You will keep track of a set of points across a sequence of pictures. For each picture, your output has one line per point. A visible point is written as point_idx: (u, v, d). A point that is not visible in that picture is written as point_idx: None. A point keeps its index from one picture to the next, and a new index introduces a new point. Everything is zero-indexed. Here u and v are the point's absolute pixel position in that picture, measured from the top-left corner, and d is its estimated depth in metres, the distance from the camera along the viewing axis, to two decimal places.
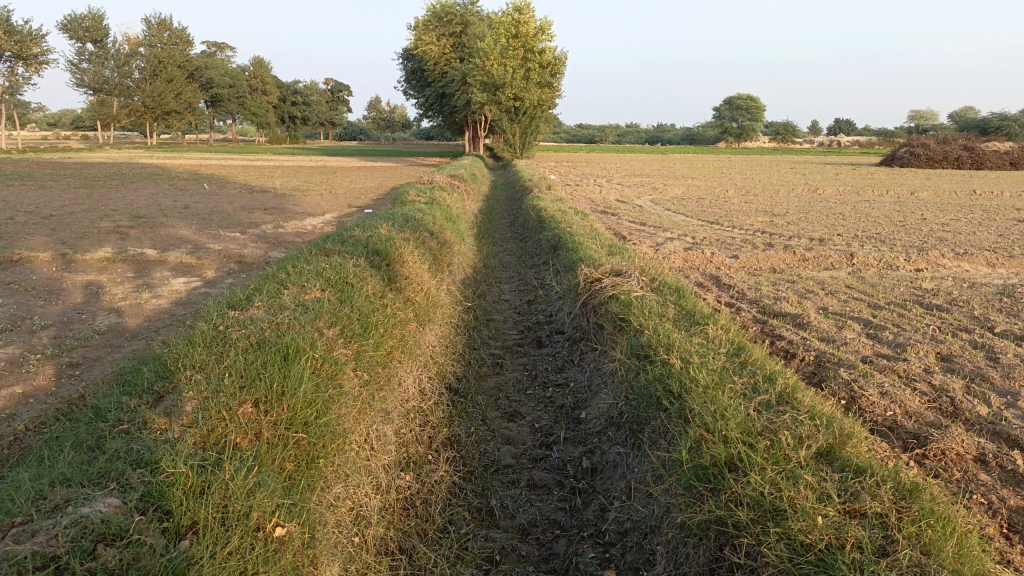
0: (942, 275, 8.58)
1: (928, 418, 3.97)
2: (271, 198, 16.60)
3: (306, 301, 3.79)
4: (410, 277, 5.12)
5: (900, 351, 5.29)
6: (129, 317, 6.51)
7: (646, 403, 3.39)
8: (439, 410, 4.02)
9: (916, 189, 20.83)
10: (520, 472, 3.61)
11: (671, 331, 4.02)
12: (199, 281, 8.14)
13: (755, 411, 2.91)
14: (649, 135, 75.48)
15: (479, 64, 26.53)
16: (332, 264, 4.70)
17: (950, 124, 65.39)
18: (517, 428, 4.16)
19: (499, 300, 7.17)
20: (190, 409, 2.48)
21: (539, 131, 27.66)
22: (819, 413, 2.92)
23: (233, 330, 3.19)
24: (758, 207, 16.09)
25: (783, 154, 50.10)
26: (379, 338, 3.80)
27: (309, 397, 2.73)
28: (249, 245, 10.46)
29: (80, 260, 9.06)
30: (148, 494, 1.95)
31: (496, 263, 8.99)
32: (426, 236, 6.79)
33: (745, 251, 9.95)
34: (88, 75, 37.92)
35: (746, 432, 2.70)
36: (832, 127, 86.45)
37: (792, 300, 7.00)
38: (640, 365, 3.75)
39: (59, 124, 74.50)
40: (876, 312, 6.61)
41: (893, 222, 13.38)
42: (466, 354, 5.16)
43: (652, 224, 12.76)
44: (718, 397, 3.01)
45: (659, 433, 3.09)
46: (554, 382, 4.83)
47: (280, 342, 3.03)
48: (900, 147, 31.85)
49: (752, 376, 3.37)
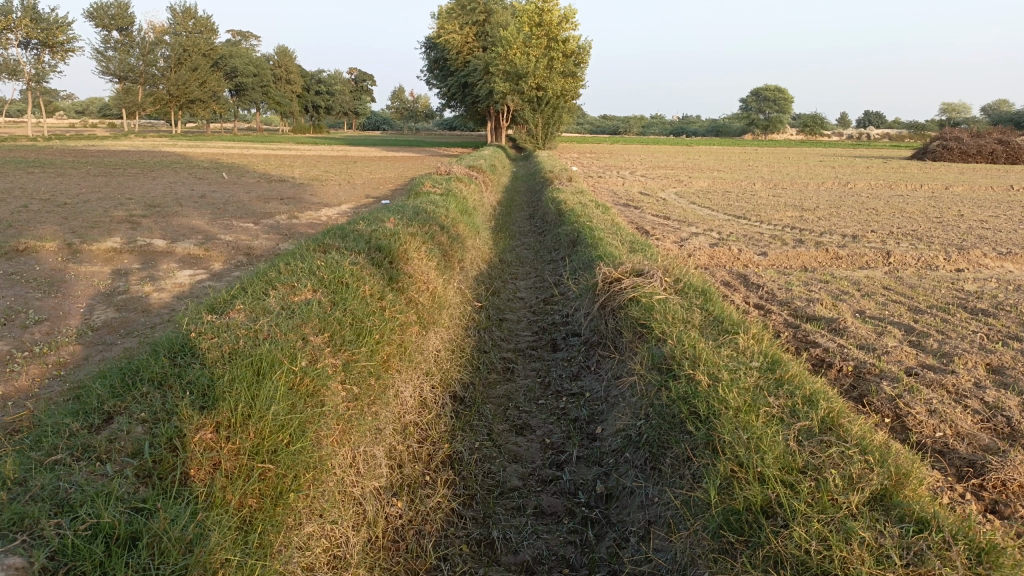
0: (985, 276, 8.11)
1: (983, 441, 3.56)
2: (289, 188, 16.36)
3: (293, 304, 3.44)
4: (414, 276, 4.76)
5: (947, 362, 4.86)
6: (126, 312, 6.20)
7: (669, 424, 3.01)
8: (440, 424, 3.68)
9: (951, 183, 20.17)
10: (526, 497, 3.24)
11: (697, 341, 3.63)
12: (205, 273, 7.86)
13: (796, 441, 2.52)
14: (674, 126, 74.49)
15: (503, 53, 26.21)
16: (328, 261, 4.37)
17: (983, 117, 63.93)
18: (526, 443, 3.80)
19: (514, 298, 6.82)
20: (138, 435, 2.15)
21: (562, 122, 27.20)
22: (871, 445, 2.53)
23: (204, 336, 2.86)
24: (787, 201, 15.54)
25: (812, 147, 49.24)
26: (373, 345, 3.44)
27: (281, 419, 2.38)
28: (261, 236, 10.17)
29: (86, 250, 8.80)
30: (60, 551, 1.63)
31: (512, 258, 8.62)
32: (435, 231, 6.41)
33: (774, 248, 9.51)
34: (114, 64, 38.09)
35: (786, 468, 2.32)
36: (862, 120, 84.78)
37: (826, 301, 6.58)
38: (662, 381, 3.37)
39: (87, 111, 75.11)
40: (917, 317, 6.16)
41: (929, 219, 12.85)
42: (475, 358, 4.81)
43: (676, 218, 12.33)
44: (751, 425, 2.63)
45: (681, 462, 2.74)
46: (569, 392, 4.45)
47: (255, 351, 2.68)
48: (932, 140, 31.07)
49: (791, 396, 2.98)
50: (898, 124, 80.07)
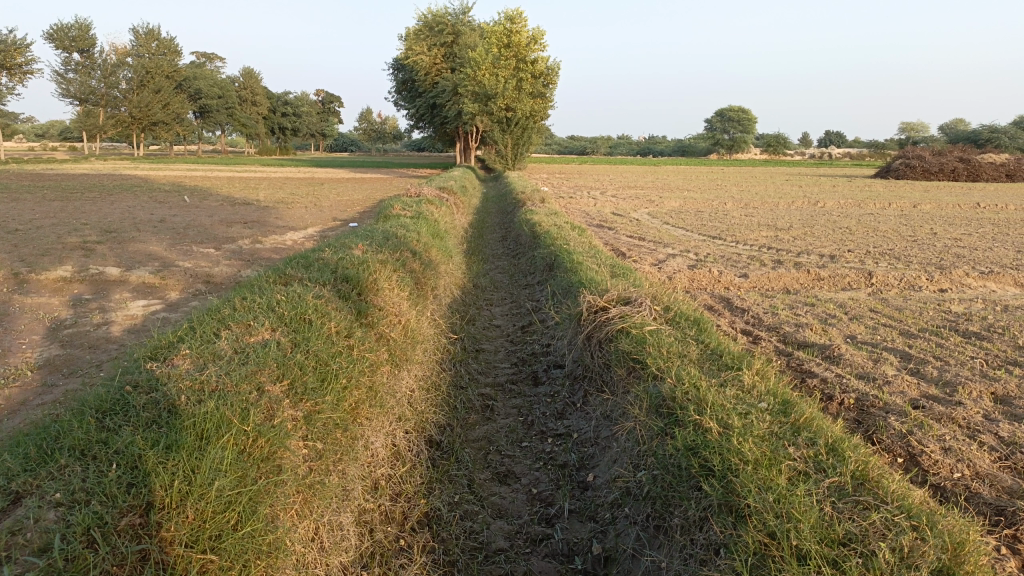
0: (970, 296, 7.93)
1: (1007, 482, 3.25)
2: (254, 211, 15.84)
3: (248, 346, 3.04)
4: (385, 309, 4.40)
5: (951, 392, 4.58)
6: (71, 349, 5.71)
7: (675, 478, 2.68)
8: (414, 477, 3.30)
9: (919, 201, 20.28)
10: (514, 562, 2.86)
11: (699, 379, 3.31)
12: (160, 304, 7.38)
13: (829, 503, 2.20)
14: (641, 146, 75.06)
15: (471, 74, 26.00)
16: (289, 294, 3.97)
17: (940, 136, 65.55)
18: (511, 494, 3.43)
19: (490, 326, 6.47)
20: (48, 525, 1.75)
21: (531, 143, 27.03)
22: (910, 503, 2.23)
23: (139, 393, 2.46)
24: (761, 220, 15.43)
25: (777, 166, 49.78)
26: (339, 392, 3.06)
27: (226, 495, 2.00)
28: (222, 263, 9.71)
29: (34, 280, 8.26)
30: None
31: (487, 283, 8.28)
32: (407, 257, 6.05)
33: (755, 270, 9.25)
34: (74, 86, 37.16)
35: (825, 540, 2.02)
36: (823, 140, 86.34)
37: (816, 326, 6.30)
38: (663, 426, 3.03)
39: (48, 134, 73.42)
40: (910, 342, 5.91)
41: (903, 238, 12.77)
42: (450, 396, 4.43)
43: (651, 239, 12.12)
44: (775, 484, 2.30)
45: (692, 527, 2.41)
46: (554, 432, 4.10)
47: (199, 410, 2.27)
48: (894, 159, 31.42)
49: (812, 445, 2.67)
50: (858, 144, 81.75)
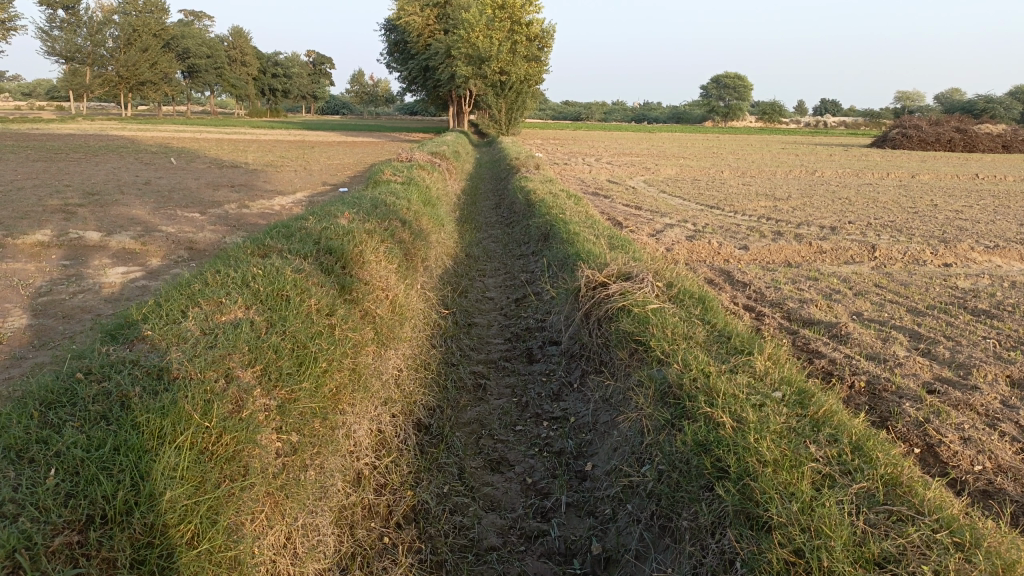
0: (976, 272, 7.70)
1: None
2: (240, 174, 15.46)
3: (217, 327, 2.77)
4: (371, 282, 4.14)
5: (965, 375, 4.37)
6: (43, 318, 5.42)
7: (685, 476, 2.44)
8: (400, 466, 3.07)
9: (916, 172, 19.98)
10: (507, 562, 2.63)
11: (708, 364, 3.08)
12: (139, 271, 7.08)
13: (859, 515, 1.99)
14: (636, 113, 74.23)
15: (463, 36, 24.98)
16: (265, 267, 3.70)
17: (936, 105, 65.02)
18: (504, 483, 3.20)
19: (482, 298, 6.21)
20: None
21: (526, 107, 26.79)
22: (948, 513, 2.01)
23: (91, 382, 2.21)
24: (758, 189, 15.12)
25: (772, 134, 49.19)
26: (318, 376, 2.82)
27: (181, 506, 1.76)
28: (206, 228, 9.40)
29: (10, 244, 7.92)
30: None
31: (479, 252, 8.01)
32: (395, 226, 5.77)
33: (755, 242, 8.99)
34: (59, 44, 36.08)
35: (858, 561, 1.82)
36: (818, 109, 85.62)
37: (820, 302, 6.07)
38: (671, 418, 2.80)
39: (35, 92, 71.78)
40: (919, 320, 5.69)
41: (904, 209, 12.49)
42: (440, 375, 4.20)
43: (648, 208, 11.83)
44: (798, 491, 2.08)
45: (703, 533, 2.19)
46: (550, 415, 3.87)
47: (156, 404, 2.03)
48: (891, 128, 31.09)
49: (835, 443, 2.44)
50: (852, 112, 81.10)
